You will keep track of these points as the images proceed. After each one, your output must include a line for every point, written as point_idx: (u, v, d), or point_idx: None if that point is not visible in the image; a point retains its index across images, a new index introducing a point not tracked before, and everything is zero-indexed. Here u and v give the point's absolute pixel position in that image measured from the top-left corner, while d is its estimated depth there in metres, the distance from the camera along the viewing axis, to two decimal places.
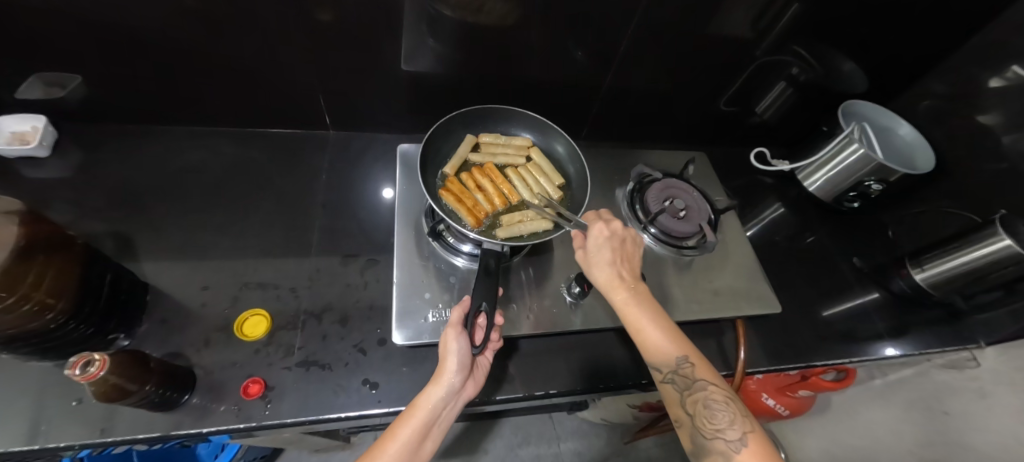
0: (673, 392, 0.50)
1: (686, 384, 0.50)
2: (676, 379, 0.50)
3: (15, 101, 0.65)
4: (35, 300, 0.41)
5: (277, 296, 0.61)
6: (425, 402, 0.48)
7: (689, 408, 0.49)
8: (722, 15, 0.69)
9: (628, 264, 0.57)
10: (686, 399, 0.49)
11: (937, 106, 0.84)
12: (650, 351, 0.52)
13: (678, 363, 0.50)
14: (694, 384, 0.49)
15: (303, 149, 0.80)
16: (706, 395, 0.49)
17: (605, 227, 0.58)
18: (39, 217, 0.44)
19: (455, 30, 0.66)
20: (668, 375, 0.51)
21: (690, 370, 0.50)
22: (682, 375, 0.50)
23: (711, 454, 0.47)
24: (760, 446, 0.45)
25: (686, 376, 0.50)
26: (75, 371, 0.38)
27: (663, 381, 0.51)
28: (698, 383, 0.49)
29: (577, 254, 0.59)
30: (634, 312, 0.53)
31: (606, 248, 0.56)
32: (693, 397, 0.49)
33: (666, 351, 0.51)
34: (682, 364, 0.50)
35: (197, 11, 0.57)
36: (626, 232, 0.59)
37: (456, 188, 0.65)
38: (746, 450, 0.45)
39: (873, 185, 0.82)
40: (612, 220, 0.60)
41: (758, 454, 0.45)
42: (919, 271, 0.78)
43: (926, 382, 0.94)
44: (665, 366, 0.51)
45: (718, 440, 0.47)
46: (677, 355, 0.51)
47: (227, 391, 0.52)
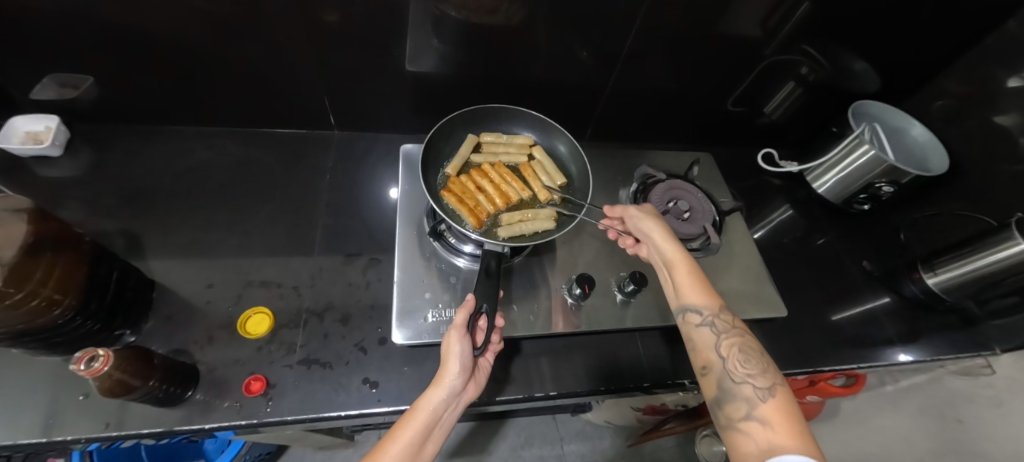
0: (710, 334, 0.52)
1: (723, 329, 0.52)
2: (714, 324, 0.52)
3: (29, 102, 0.67)
4: (42, 296, 0.42)
5: (281, 295, 0.62)
6: (425, 405, 0.48)
7: (723, 352, 0.50)
8: (730, 14, 0.68)
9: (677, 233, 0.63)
10: (720, 343, 0.51)
11: (952, 106, 0.81)
12: (693, 296, 0.54)
13: (717, 310, 0.53)
14: (731, 332, 0.52)
15: (308, 148, 0.81)
16: (741, 343, 0.50)
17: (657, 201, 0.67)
18: (47, 215, 0.45)
19: (458, 31, 0.66)
20: (706, 318, 0.53)
21: (729, 319, 0.53)
22: (721, 320, 0.52)
23: (738, 398, 0.47)
24: (789, 399, 0.45)
25: (723, 324, 0.52)
26: (81, 367, 0.39)
27: (700, 323, 0.53)
28: (734, 331, 0.52)
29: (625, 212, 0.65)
30: (680, 262, 0.57)
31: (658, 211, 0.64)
32: (728, 342, 0.51)
33: (706, 297, 0.54)
34: (722, 312, 0.53)
35: (205, 12, 0.58)
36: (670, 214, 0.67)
37: (458, 189, 0.65)
38: (774, 399, 0.45)
39: (885, 188, 0.79)
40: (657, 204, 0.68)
41: (787, 404, 0.45)
42: (932, 275, 0.76)
43: (936, 390, 0.99)
44: (704, 309, 0.53)
45: (747, 385, 0.47)
46: (716, 303, 0.53)
47: (230, 387, 0.53)
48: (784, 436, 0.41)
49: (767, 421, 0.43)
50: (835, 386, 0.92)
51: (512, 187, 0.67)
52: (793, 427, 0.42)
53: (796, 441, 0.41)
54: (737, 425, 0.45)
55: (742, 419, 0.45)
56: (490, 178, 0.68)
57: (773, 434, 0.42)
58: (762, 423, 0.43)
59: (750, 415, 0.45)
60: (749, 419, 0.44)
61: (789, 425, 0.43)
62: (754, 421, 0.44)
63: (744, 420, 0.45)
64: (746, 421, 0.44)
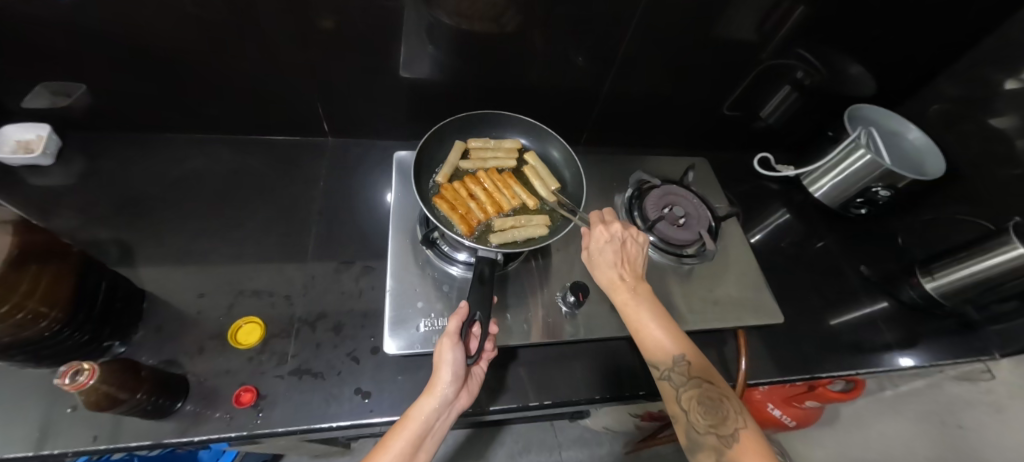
0: (669, 388, 0.50)
1: (682, 380, 0.49)
2: (672, 377, 0.50)
3: (21, 110, 0.67)
4: (29, 309, 0.41)
5: (272, 304, 0.61)
6: (418, 414, 0.47)
7: (685, 403, 0.49)
8: (724, 18, 0.68)
9: (633, 263, 0.56)
10: (681, 396, 0.49)
11: (948, 109, 0.81)
12: (649, 350, 0.51)
13: (674, 361, 0.50)
14: (689, 382, 0.49)
15: (302, 155, 0.81)
16: (701, 393, 0.48)
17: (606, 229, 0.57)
18: (34, 226, 0.44)
19: (452, 37, 0.66)
20: (664, 372, 0.50)
21: (687, 369, 0.49)
22: (679, 372, 0.49)
23: (703, 450, 0.46)
24: (754, 444, 0.45)
25: (681, 374, 0.49)
26: (65, 381, 0.38)
27: (660, 378, 0.50)
28: (692, 380, 0.49)
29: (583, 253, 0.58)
30: (635, 311, 0.53)
31: (610, 249, 0.56)
32: (687, 393, 0.49)
33: (660, 349, 0.50)
34: (678, 362, 0.50)
35: (196, 19, 0.58)
36: (629, 233, 0.58)
37: (450, 196, 0.65)
38: (738, 449, 0.45)
39: (881, 192, 0.80)
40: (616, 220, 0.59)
41: (751, 453, 0.44)
42: (930, 280, 0.75)
43: (936, 395, 1.01)
44: (660, 364, 0.50)
45: (712, 437, 0.46)
46: (674, 353, 0.50)
47: (220, 398, 0.52)
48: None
49: None
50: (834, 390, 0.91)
51: (504, 195, 0.67)
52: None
53: None
54: None
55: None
56: (483, 185, 0.68)
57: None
58: None
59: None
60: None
61: None
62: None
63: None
64: None
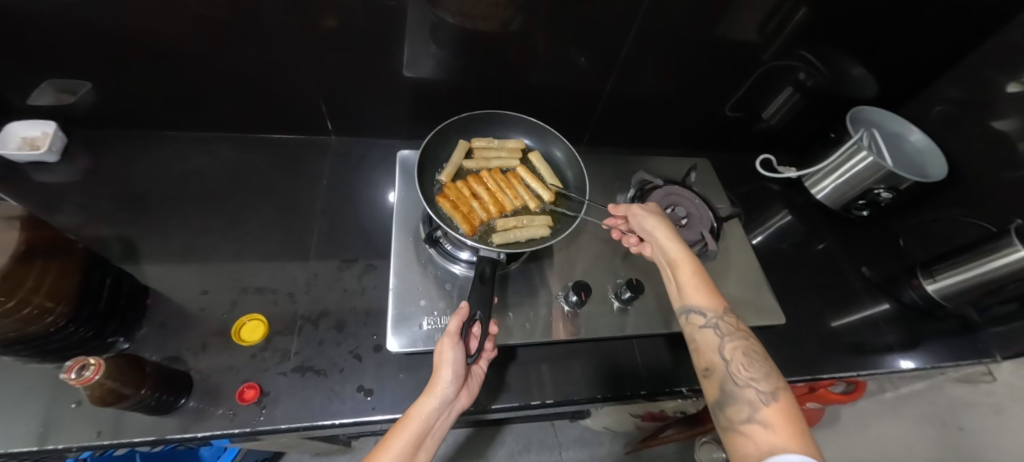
0: (713, 335, 0.51)
1: (728, 331, 0.51)
2: (717, 326, 0.51)
3: (26, 107, 0.67)
4: (34, 304, 0.42)
5: (275, 301, 0.61)
6: (418, 413, 0.47)
7: (727, 354, 0.49)
8: (726, 19, 0.68)
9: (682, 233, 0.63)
10: (724, 345, 0.50)
11: (950, 111, 0.81)
12: (696, 296, 0.54)
13: (722, 312, 0.52)
14: (734, 334, 0.50)
15: (305, 154, 0.81)
16: (745, 346, 0.49)
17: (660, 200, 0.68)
18: (39, 222, 0.44)
19: (455, 36, 0.66)
20: (710, 320, 0.52)
21: (733, 322, 0.52)
22: (727, 322, 0.51)
23: (739, 401, 0.45)
24: (793, 404, 0.44)
25: (727, 326, 0.51)
26: (71, 376, 0.39)
27: (704, 324, 0.52)
28: (737, 332, 0.51)
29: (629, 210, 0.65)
30: (685, 262, 0.57)
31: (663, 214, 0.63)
32: (732, 345, 0.49)
33: (708, 298, 0.53)
34: (726, 314, 0.52)
35: (202, 17, 0.58)
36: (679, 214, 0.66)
37: (453, 194, 0.65)
38: (777, 403, 0.44)
39: (883, 193, 0.79)
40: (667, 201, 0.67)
41: (790, 409, 0.43)
42: (931, 281, 0.75)
43: (936, 397, 1.00)
44: (707, 311, 0.52)
45: (750, 389, 0.45)
46: (720, 306, 0.53)
47: (223, 395, 0.52)
48: (781, 443, 0.40)
49: (769, 425, 0.42)
50: (836, 394, 0.91)
51: (506, 194, 0.67)
52: (796, 433, 0.41)
53: (801, 446, 0.39)
54: (738, 429, 0.44)
55: (743, 424, 0.43)
56: (485, 185, 0.68)
57: (775, 437, 0.41)
58: (764, 427, 0.42)
59: (751, 420, 0.43)
60: (751, 423, 0.43)
61: (791, 430, 0.41)
62: (757, 425, 0.42)
63: (746, 423, 0.43)
64: (747, 424, 0.43)
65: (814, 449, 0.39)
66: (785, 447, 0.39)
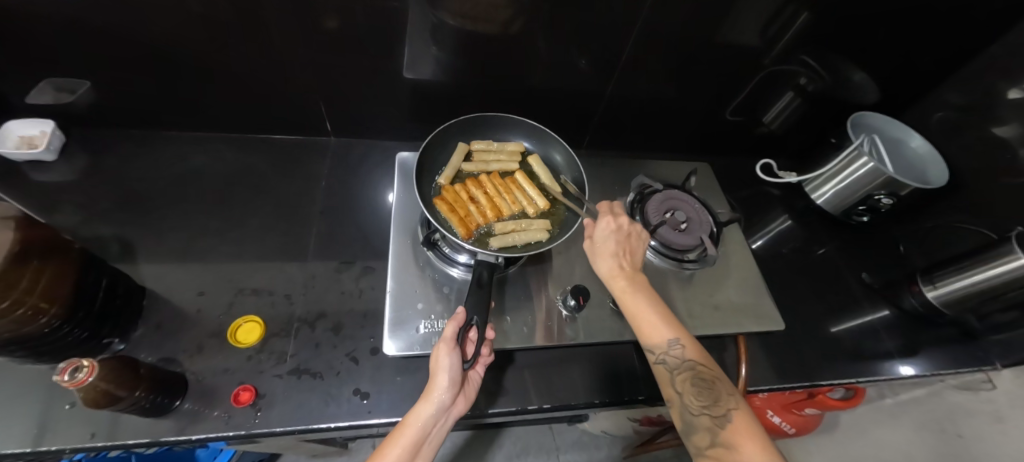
0: (665, 371, 0.51)
1: (676, 364, 0.50)
2: (667, 360, 0.51)
3: (25, 106, 0.67)
4: (28, 305, 0.41)
5: (272, 303, 0.61)
6: (414, 420, 0.47)
7: (680, 387, 0.50)
8: (728, 23, 0.68)
9: (630, 257, 0.58)
10: (676, 379, 0.50)
11: (952, 117, 0.81)
12: (643, 334, 0.52)
13: (669, 345, 0.51)
14: (684, 365, 0.50)
15: (304, 155, 0.81)
16: (694, 374, 0.50)
17: (613, 220, 0.60)
18: (35, 222, 0.44)
19: (455, 38, 0.66)
20: (660, 356, 0.51)
21: (682, 351, 0.51)
22: (674, 356, 0.51)
23: (699, 430, 0.48)
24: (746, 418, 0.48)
25: (676, 357, 0.51)
26: (64, 378, 0.38)
27: (655, 361, 0.51)
28: (687, 363, 0.50)
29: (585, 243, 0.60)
30: (630, 298, 0.54)
31: (612, 239, 0.58)
32: (683, 377, 0.50)
33: (656, 333, 0.52)
34: (674, 345, 0.51)
35: (202, 17, 0.58)
36: (631, 227, 0.61)
37: (451, 197, 0.65)
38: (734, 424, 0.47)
39: (883, 199, 0.79)
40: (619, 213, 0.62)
41: (745, 427, 0.46)
42: (931, 288, 0.75)
43: (935, 403, 0.98)
44: (656, 348, 0.51)
45: (706, 417, 0.48)
46: (668, 338, 0.51)
47: (218, 397, 0.52)
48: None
49: (729, 450, 0.45)
50: (834, 398, 0.91)
51: (504, 199, 0.67)
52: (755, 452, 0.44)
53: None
54: (704, 453, 0.47)
55: (708, 449, 0.47)
56: (484, 188, 0.68)
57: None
58: (726, 451, 0.45)
59: (714, 445, 0.46)
60: (714, 449, 0.46)
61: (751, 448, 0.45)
62: (719, 450, 0.46)
63: (710, 449, 0.47)
64: (712, 450, 0.46)
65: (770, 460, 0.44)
66: None
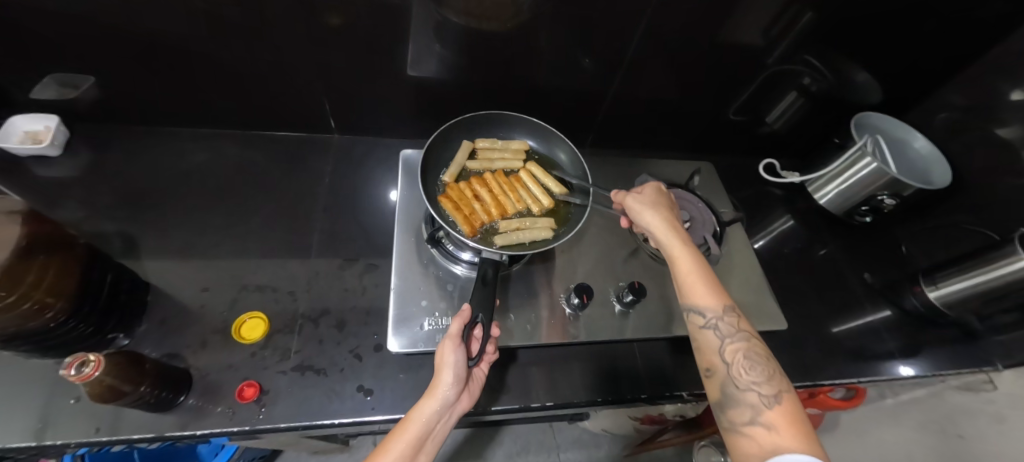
0: (714, 337, 0.49)
1: (728, 332, 0.49)
2: (718, 327, 0.50)
3: (29, 101, 0.67)
4: (34, 299, 0.41)
5: (276, 299, 0.61)
6: (418, 416, 0.47)
7: (728, 356, 0.48)
8: (733, 22, 0.68)
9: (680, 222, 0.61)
10: (725, 347, 0.49)
11: (955, 118, 0.81)
12: (696, 296, 0.52)
13: (723, 312, 0.50)
14: (736, 335, 0.49)
15: (307, 152, 0.81)
16: (746, 348, 0.48)
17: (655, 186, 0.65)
18: (40, 217, 0.44)
19: (460, 36, 0.66)
20: (711, 321, 0.50)
21: (736, 322, 0.50)
22: (728, 323, 0.50)
23: (740, 406, 0.45)
24: (795, 405, 0.44)
25: (728, 326, 0.50)
26: (71, 372, 0.39)
27: (704, 325, 0.50)
28: (739, 335, 0.49)
29: (626, 202, 0.63)
30: (687, 260, 0.55)
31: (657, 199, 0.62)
32: (732, 346, 0.49)
33: (711, 298, 0.51)
34: (727, 313, 0.50)
35: (206, 13, 0.58)
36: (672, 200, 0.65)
37: (455, 196, 0.65)
38: (780, 406, 0.44)
39: (886, 200, 0.79)
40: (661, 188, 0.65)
41: (793, 411, 0.43)
42: (933, 289, 0.75)
43: (937, 405, 1.00)
44: (709, 311, 0.51)
45: (750, 392, 0.45)
46: (721, 305, 0.51)
47: (223, 392, 0.52)
48: (790, 446, 0.40)
49: (771, 429, 0.42)
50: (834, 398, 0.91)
51: (509, 198, 0.67)
52: (799, 437, 0.41)
53: (804, 450, 0.39)
54: (739, 431, 0.44)
55: (745, 426, 0.44)
56: (489, 188, 0.67)
57: (779, 442, 0.41)
58: (766, 430, 0.42)
59: (754, 423, 0.43)
60: (753, 426, 0.43)
61: (795, 433, 0.41)
62: (759, 428, 0.42)
63: (748, 426, 0.43)
64: (748, 428, 0.43)
65: (815, 449, 0.39)
66: (790, 454, 0.39)
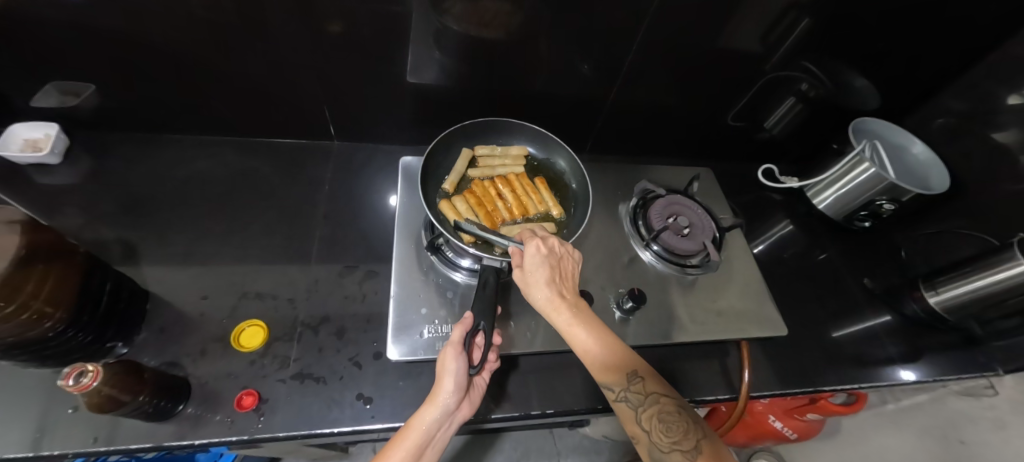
0: (628, 409, 0.47)
1: (638, 400, 0.47)
2: (628, 397, 0.47)
3: (30, 109, 0.67)
4: (33, 309, 0.41)
5: (275, 307, 0.61)
6: (419, 423, 0.47)
7: (645, 423, 0.47)
8: (731, 28, 0.69)
9: (568, 281, 0.53)
10: (640, 416, 0.47)
11: (952, 123, 0.81)
12: (596, 372, 0.48)
13: (627, 380, 0.47)
14: (647, 400, 0.47)
15: (308, 159, 0.81)
16: (659, 409, 0.47)
17: (544, 243, 0.53)
18: (41, 226, 0.44)
19: (460, 44, 0.66)
20: (620, 393, 0.48)
21: (642, 385, 0.47)
22: (637, 393, 0.47)
23: None
24: (715, 452, 0.44)
25: (636, 393, 0.47)
26: (68, 383, 0.39)
27: (617, 399, 0.48)
28: (649, 397, 0.47)
29: (514, 274, 0.53)
30: (578, 334, 0.48)
31: (544, 265, 0.52)
32: (646, 412, 0.47)
33: (612, 369, 0.47)
34: (632, 381, 0.47)
35: (208, 21, 0.58)
36: (563, 249, 0.55)
37: (480, 192, 0.67)
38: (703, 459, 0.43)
39: (885, 205, 0.80)
40: (548, 236, 0.56)
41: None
42: (933, 293, 0.75)
43: (937, 410, 1.08)
44: (614, 385, 0.48)
45: (676, 454, 0.44)
46: (626, 371, 0.47)
47: (221, 401, 0.52)
48: None
49: None
50: (835, 404, 0.90)
51: (532, 199, 0.68)
52: None
53: None
54: None
55: None
56: (512, 188, 0.69)
57: None
58: None
59: None
60: None
61: None
62: None
63: None
64: None
65: None
66: None
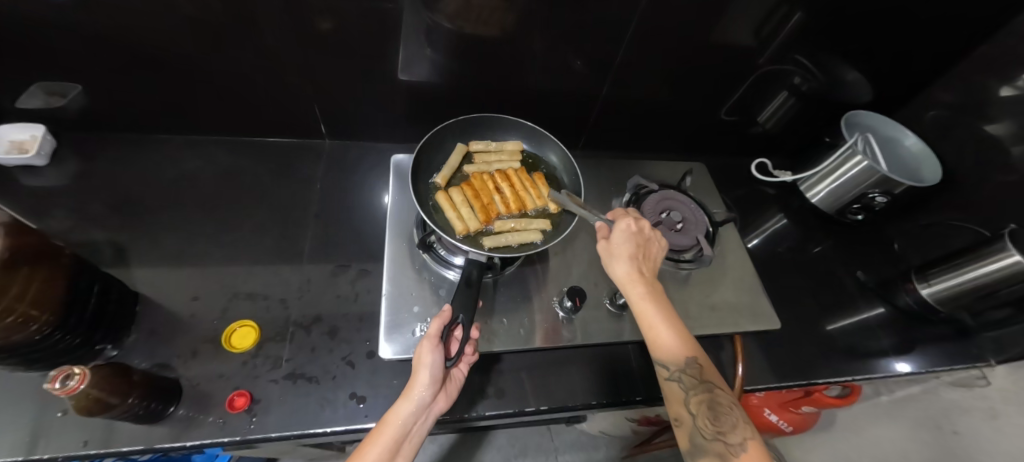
0: (678, 389, 0.48)
1: (691, 383, 0.48)
2: (682, 379, 0.48)
3: (15, 110, 0.66)
4: (18, 312, 0.41)
5: (267, 307, 0.61)
6: (393, 419, 0.47)
7: (692, 406, 0.48)
8: (723, 22, 0.68)
9: (649, 262, 0.56)
10: (689, 398, 0.48)
11: (943, 116, 0.82)
12: (658, 347, 0.50)
13: (685, 363, 0.48)
14: (702, 385, 0.48)
15: (299, 158, 0.80)
16: (711, 397, 0.47)
17: (634, 221, 0.57)
18: (25, 228, 0.43)
19: (451, 40, 0.66)
20: (674, 372, 0.49)
21: (699, 371, 0.48)
22: (692, 376, 0.48)
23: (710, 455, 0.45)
24: (759, 450, 0.44)
25: (691, 377, 0.48)
26: (55, 386, 0.38)
27: (668, 378, 0.49)
28: (703, 383, 0.48)
29: (599, 244, 0.57)
30: (650, 310, 0.51)
31: (629, 241, 0.55)
32: (697, 397, 0.48)
33: (674, 348, 0.49)
34: (691, 364, 0.48)
35: (194, 20, 0.57)
36: (650, 233, 0.58)
37: (477, 185, 0.67)
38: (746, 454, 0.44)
39: (877, 198, 0.80)
40: (639, 218, 0.59)
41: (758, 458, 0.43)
42: (926, 285, 0.76)
43: (931, 401, 1.00)
44: (671, 363, 0.49)
45: (718, 443, 0.45)
46: (684, 354, 0.49)
47: (214, 402, 0.52)
48: None
49: None
50: (830, 396, 0.91)
51: (530, 194, 0.67)
52: None
53: None
54: None
55: None
56: (511, 182, 0.68)
57: None
58: None
59: None
60: None
61: None
62: None
63: None
64: None
65: None
66: None
